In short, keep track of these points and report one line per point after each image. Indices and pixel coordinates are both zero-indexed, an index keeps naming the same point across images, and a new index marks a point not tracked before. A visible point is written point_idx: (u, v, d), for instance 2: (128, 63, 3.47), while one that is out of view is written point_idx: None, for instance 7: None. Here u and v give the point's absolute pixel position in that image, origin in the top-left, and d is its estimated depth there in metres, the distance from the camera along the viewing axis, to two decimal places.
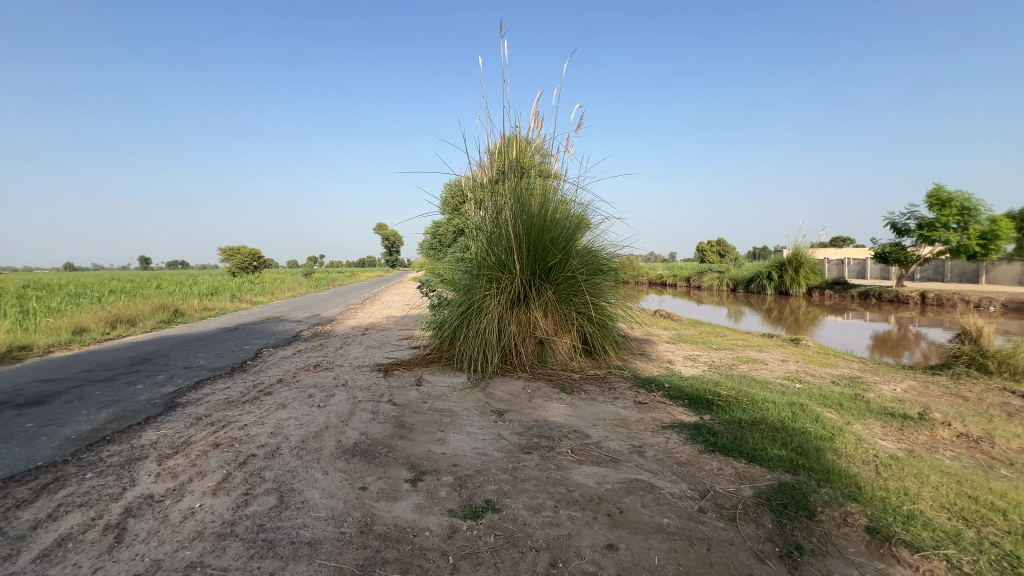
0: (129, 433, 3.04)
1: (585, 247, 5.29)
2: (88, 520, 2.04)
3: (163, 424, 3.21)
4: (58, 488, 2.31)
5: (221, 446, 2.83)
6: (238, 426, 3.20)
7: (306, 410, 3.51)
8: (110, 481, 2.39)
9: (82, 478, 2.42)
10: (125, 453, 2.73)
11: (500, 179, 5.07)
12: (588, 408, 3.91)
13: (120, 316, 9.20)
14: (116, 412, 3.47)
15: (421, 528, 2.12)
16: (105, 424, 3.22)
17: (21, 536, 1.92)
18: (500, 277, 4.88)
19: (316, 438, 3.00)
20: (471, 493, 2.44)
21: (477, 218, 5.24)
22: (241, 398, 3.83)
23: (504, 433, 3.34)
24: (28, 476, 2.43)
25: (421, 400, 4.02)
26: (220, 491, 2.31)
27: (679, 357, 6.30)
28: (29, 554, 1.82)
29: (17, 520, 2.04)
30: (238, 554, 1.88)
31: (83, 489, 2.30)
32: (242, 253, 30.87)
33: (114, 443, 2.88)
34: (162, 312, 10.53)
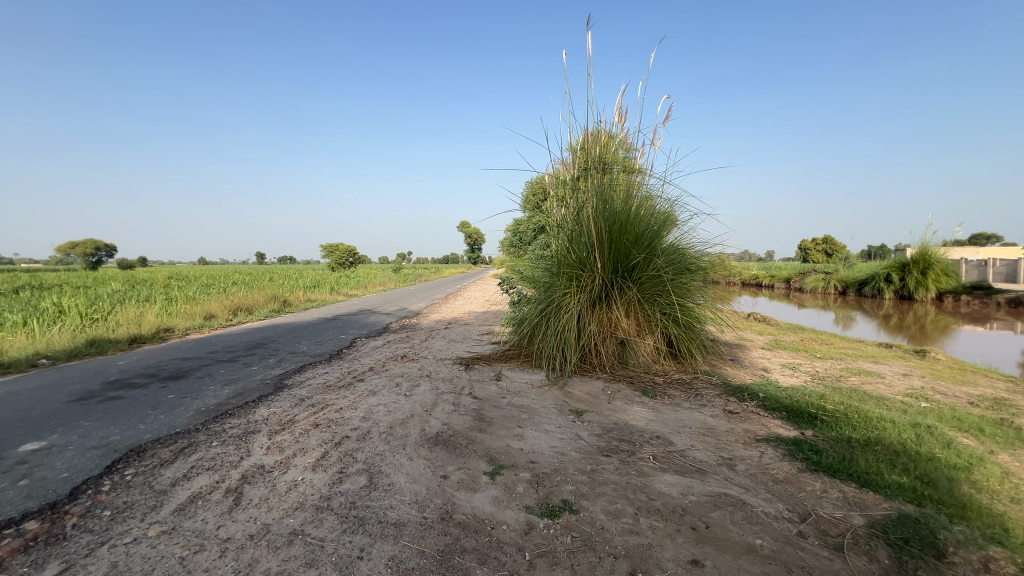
0: (246, 409, 3.43)
1: (671, 245, 5.04)
2: (214, 482, 2.33)
3: (272, 403, 3.58)
4: (191, 453, 2.67)
5: (319, 426, 3.09)
6: (335, 408, 3.48)
7: (393, 398, 3.73)
8: (230, 450, 2.71)
9: (210, 445, 2.77)
10: (242, 426, 3.08)
11: (581, 177, 5.00)
12: (671, 414, 3.73)
13: (240, 305, 10.45)
14: (236, 389, 3.94)
15: (499, 521, 2.16)
16: (227, 399, 3.66)
17: (164, 491, 2.25)
18: (580, 275, 4.81)
19: (402, 425, 3.17)
20: (548, 492, 2.44)
21: (558, 215, 5.20)
22: (337, 383, 4.17)
23: (582, 433, 3.29)
24: (169, 440, 2.83)
25: (500, 395, 4.09)
26: (319, 468, 2.53)
27: (776, 364, 5.78)
28: (170, 506, 2.12)
29: (161, 476, 2.38)
30: (333, 527, 2.03)
31: (209, 455, 2.63)
32: (339, 251, 33.65)
33: (234, 417, 3.27)
34: (274, 303, 11.79)
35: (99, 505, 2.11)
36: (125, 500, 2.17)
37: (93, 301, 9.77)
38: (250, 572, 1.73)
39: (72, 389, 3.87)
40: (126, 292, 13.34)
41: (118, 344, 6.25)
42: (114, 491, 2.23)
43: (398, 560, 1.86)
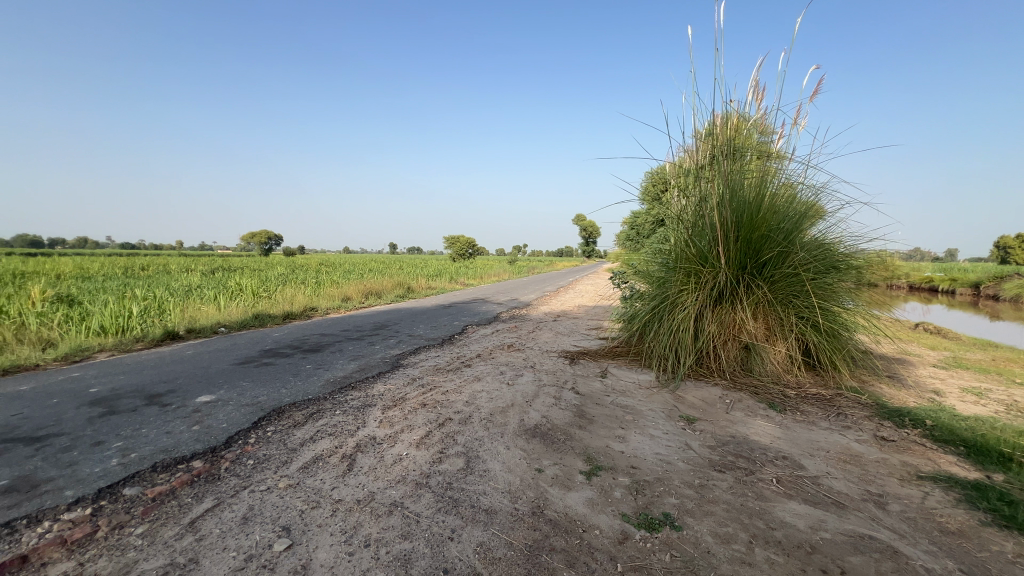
0: (366, 383, 3.78)
1: (814, 239, 4.35)
2: (333, 447, 2.59)
3: (389, 380, 3.89)
4: (319, 418, 3.00)
5: (427, 406, 3.27)
6: (442, 390, 3.65)
7: (497, 386, 3.80)
8: (350, 420, 3.00)
9: (334, 413, 3.09)
10: (362, 399, 3.39)
11: (706, 164, 4.56)
12: (804, 434, 3.23)
13: (372, 290, 11.66)
14: (360, 364, 4.37)
15: (591, 525, 2.05)
16: (352, 373, 4.07)
17: (294, 449, 2.56)
18: (700, 271, 4.41)
19: (503, 413, 3.21)
20: (648, 502, 2.26)
21: (678, 206, 4.83)
22: (447, 366, 4.39)
23: (692, 443, 3.01)
24: (303, 404, 3.23)
25: (604, 393, 3.93)
26: (422, 445, 2.67)
27: (953, 387, 4.70)
28: (297, 463, 2.40)
29: (294, 436, 2.72)
30: (429, 504, 2.12)
31: (332, 422, 2.94)
32: (461, 243, 35.69)
33: (356, 389, 3.62)
34: (399, 289, 12.90)
35: (246, 454, 2.48)
36: (264, 453, 2.51)
37: (263, 282, 11.71)
38: (354, 534, 1.87)
39: (239, 354, 4.65)
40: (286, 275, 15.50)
41: (276, 318, 7.37)
42: (257, 444, 2.60)
43: (486, 548, 1.86)
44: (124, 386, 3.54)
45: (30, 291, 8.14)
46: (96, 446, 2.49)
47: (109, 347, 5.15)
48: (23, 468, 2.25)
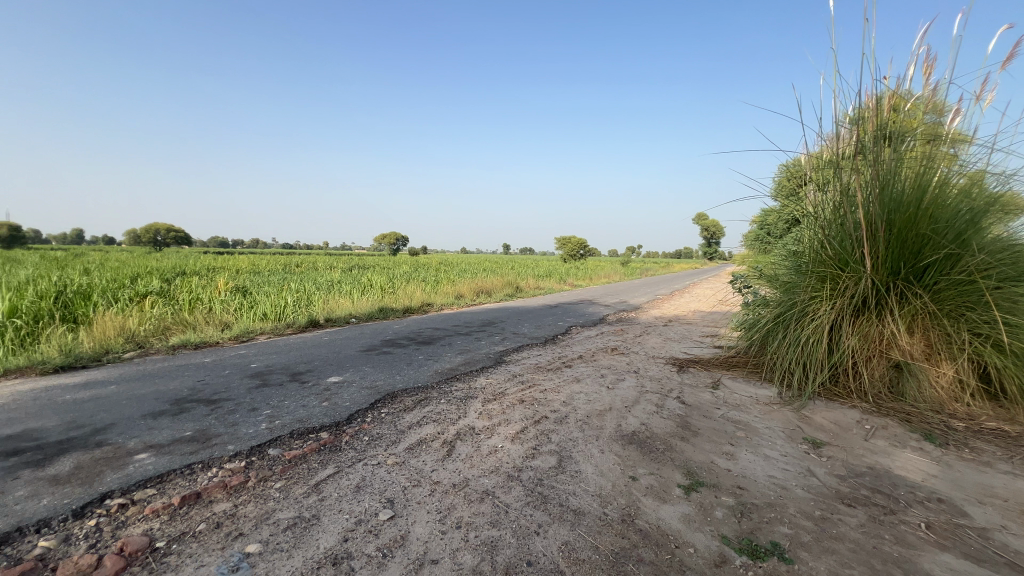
0: (470, 376, 4.00)
1: (1001, 240, 3.51)
2: (436, 433, 2.79)
3: (491, 374, 4.06)
4: (426, 405, 3.25)
5: (524, 403, 3.35)
6: (540, 388, 3.71)
7: (596, 388, 3.75)
8: (453, 409, 3.19)
9: (439, 402, 3.33)
10: (465, 391, 3.59)
11: (850, 153, 3.97)
12: (971, 475, 2.65)
13: (483, 288, 12.22)
14: (466, 358, 4.62)
15: (685, 542, 1.93)
16: (458, 365, 4.33)
17: (403, 430, 2.81)
18: (838, 276, 3.86)
19: (600, 416, 3.16)
20: (753, 527, 2.05)
21: (813, 203, 4.29)
22: (547, 365, 4.44)
23: (816, 470, 2.66)
24: (413, 391, 3.52)
25: (713, 405, 3.65)
26: (517, 440, 2.75)
27: None
28: (404, 444, 2.63)
29: (404, 419, 2.99)
30: (519, 497, 2.18)
31: (438, 410, 3.16)
32: (572, 243, 35.67)
33: (461, 381, 3.84)
34: (508, 288, 13.33)
35: (363, 430, 2.79)
36: (378, 431, 2.80)
37: (388, 279, 12.95)
38: (447, 515, 2.00)
39: (364, 342, 5.23)
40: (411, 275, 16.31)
41: (397, 312, 8.12)
42: (373, 423, 2.91)
43: (570, 548, 1.86)
44: (276, 364, 4.21)
45: (217, 283, 10.07)
46: (252, 412, 3.01)
47: (268, 330, 6.15)
48: (202, 424, 2.82)
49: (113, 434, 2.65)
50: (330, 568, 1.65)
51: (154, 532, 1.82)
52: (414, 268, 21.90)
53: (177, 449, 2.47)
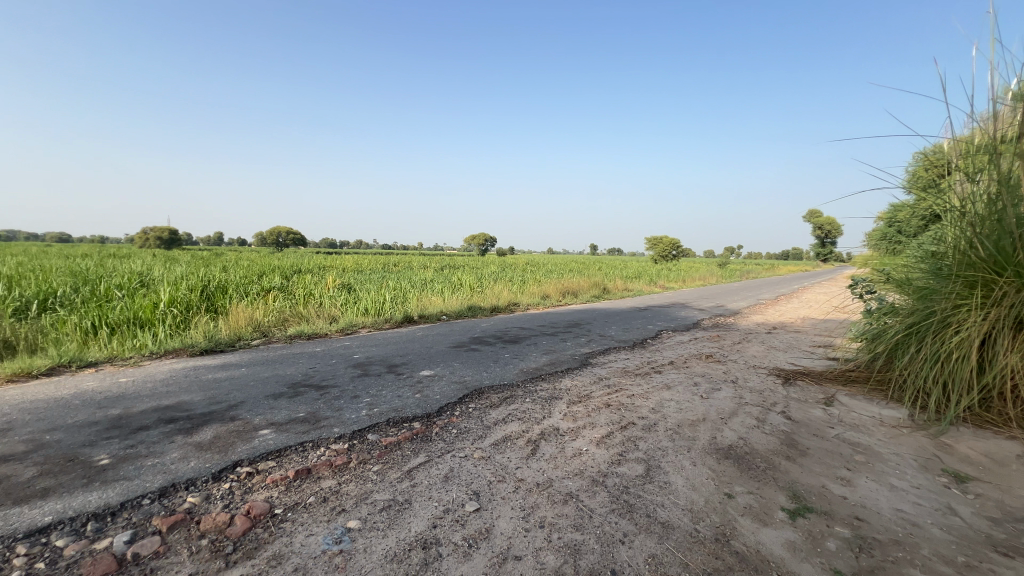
0: (555, 377, 3.99)
1: None
2: (521, 431, 2.83)
3: (576, 376, 4.02)
4: (512, 402, 3.31)
5: (610, 407, 3.27)
6: (628, 393, 3.60)
7: (688, 397, 3.55)
8: (538, 408, 3.22)
9: (524, 400, 3.36)
10: (550, 391, 3.60)
11: (1012, 135, 3.33)
12: None
13: (569, 289, 12.16)
14: (552, 358, 4.63)
15: (790, 571, 1.75)
16: (544, 365, 4.35)
17: (489, 426, 2.88)
18: (993, 280, 3.25)
19: (692, 427, 2.99)
20: (874, 565, 1.80)
21: (961, 196, 3.66)
22: (635, 370, 4.29)
23: (959, 507, 2.27)
24: (499, 388, 3.60)
25: (826, 423, 3.27)
26: (602, 444, 2.69)
27: None
28: (490, 439, 2.70)
29: (490, 415, 3.07)
30: (603, 503, 2.13)
31: (523, 408, 3.20)
32: (664, 243, 34.20)
33: (546, 381, 3.85)
34: (596, 289, 13.13)
35: (452, 423, 2.91)
36: (465, 425, 2.90)
37: (477, 278, 13.39)
38: (531, 514, 2.02)
39: (454, 339, 5.45)
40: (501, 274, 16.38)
41: (485, 311, 8.36)
42: (461, 417, 3.02)
43: (657, 561, 1.77)
44: (375, 356, 4.55)
45: (327, 280, 11.15)
46: (354, 399, 3.28)
47: (368, 324, 6.67)
48: (313, 407, 3.13)
49: (243, 411, 3.04)
50: (420, 551, 1.74)
51: (273, 499, 2.06)
52: (502, 268, 22.41)
53: (292, 428, 2.76)
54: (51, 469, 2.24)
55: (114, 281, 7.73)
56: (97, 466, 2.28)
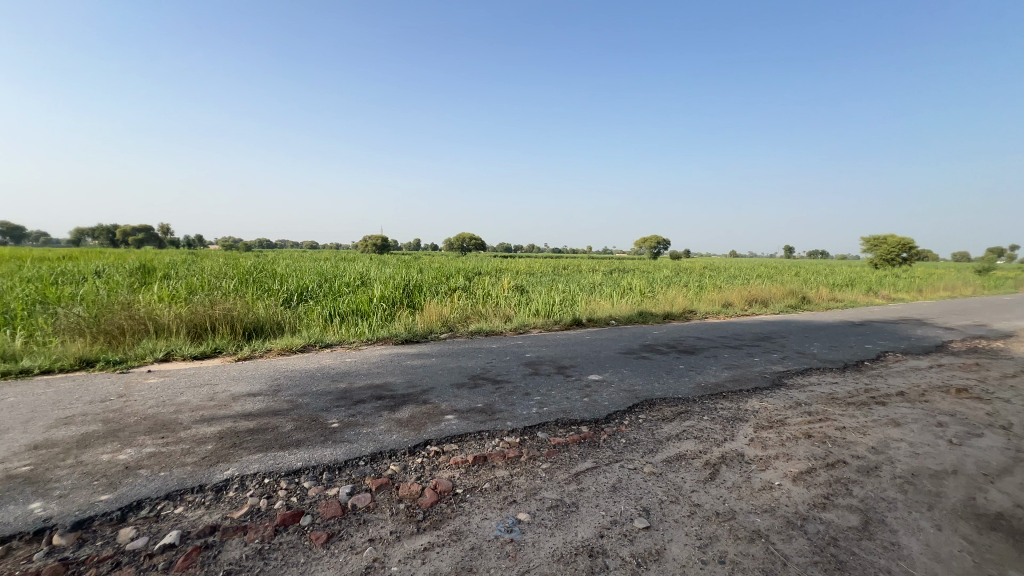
0: (740, 395, 3.55)
1: None
2: (698, 451, 2.59)
3: (766, 397, 3.51)
4: (687, 418, 3.06)
5: (812, 439, 2.76)
6: (836, 425, 2.99)
7: (928, 440, 2.78)
8: (718, 429, 2.90)
9: (702, 418, 3.08)
10: (733, 411, 3.22)
11: None
12: None
13: (757, 297, 10.78)
14: (735, 374, 4.13)
15: None
16: (725, 381, 3.91)
17: (661, 440, 2.71)
18: None
19: (934, 479, 2.32)
20: None
21: None
22: (847, 397, 3.55)
23: None
24: (673, 402, 3.36)
25: None
26: (801, 481, 2.28)
27: None
28: (662, 455, 2.53)
29: (662, 429, 2.89)
30: (802, 551, 1.79)
31: (700, 426, 2.93)
32: (890, 243, 27.84)
33: (728, 399, 3.46)
34: (791, 298, 11.37)
35: (621, 432, 2.82)
36: (635, 436, 2.78)
37: (650, 283, 12.83)
38: (708, 545, 1.82)
39: (624, 345, 5.31)
40: (675, 278, 15.58)
41: (657, 317, 7.94)
42: (630, 427, 2.91)
43: None
44: (545, 356, 4.71)
45: (504, 282, 12.00)
46: (526, 396, 3.44)
47: (539, 325, 6.95)
48: (490, 399, 3.38)
49: (433, 395, 3.45)
50: (586, 558, 1.72)
51: (455, 479, 2.29)
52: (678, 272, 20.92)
53: (472, 417, 3.03)
54: (301, 425, 2.88)
55: (344, 279, 9.63)
56: (330, 428, 2.85)
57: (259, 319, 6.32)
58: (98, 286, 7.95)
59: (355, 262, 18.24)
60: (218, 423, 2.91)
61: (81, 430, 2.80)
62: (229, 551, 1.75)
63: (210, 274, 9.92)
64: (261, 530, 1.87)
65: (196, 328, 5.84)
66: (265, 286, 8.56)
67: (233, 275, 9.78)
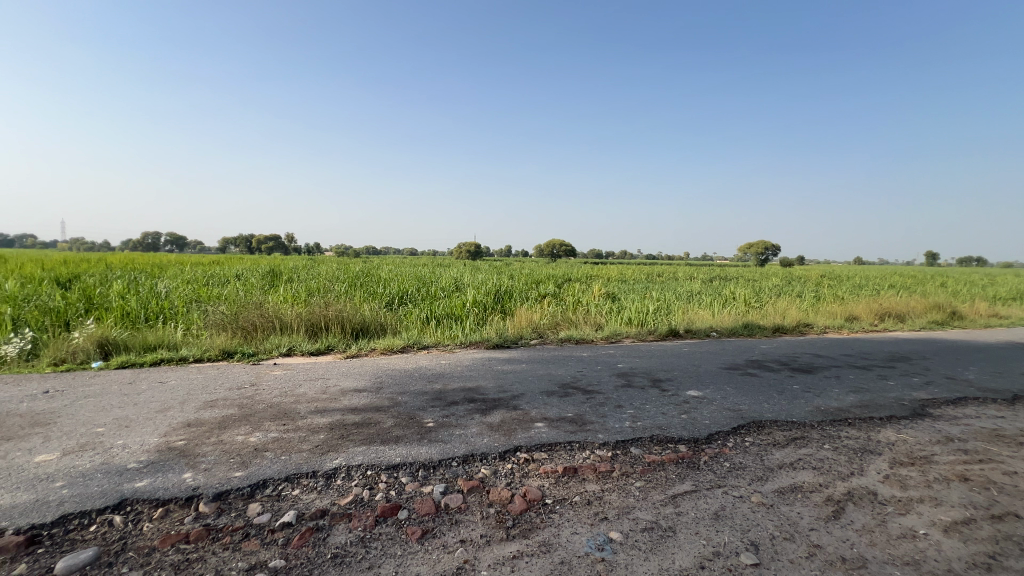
0: (870, 424, 3.10)
1: None
2: (818, 484, 2.29)
3: (905, 429, 3.02)
4: (803, 446, 2.73)
5: (968, 483, 2.31)
6: (1003, 469, 2.47)
7: None
8: (843, 460, 2.55)
9: (822, 447, 2.72)
10: (861, 441, 2.81)
11: None
12: None
13: (891, 310, 9.39)
14: (863, 399, 3.61)
15: None
16: (851, 406, 3.43)
17: (772, 468, 2.45)
18: None
19: None
20: None
21: None
22: (1018, 436, 2.92)
23: None
24: (785, 426, 3.03)
25: None
26: (956, 533, 1.91)
27: None
28: (773, 485, 2.28)
29: (772, 455, 2.60)
30: None
31: (820, 456, 2.60)
32: None
33: (855, 428, 3.03)
34: (936, 312, 9.74)
35: (724, 455, 2.60)
36: (741, 461, 2.54)
37: (757, 293, 11.78)
38: None
39: (727, 359, 4.91)
40: (786, 288, 14.20)
41: (765, 330, 7.25)
42: (735, 450, 2.67)
43: None
44: (638, 367, 4.51)
45: (592, 289, 11.93)
46: (618, 408, 3.31)
47: (632, 334, 6.70)
48: (580, 409, 3.30)
49: (523, 402, 3.47)
50: None
51: (545, 488, 2.26)
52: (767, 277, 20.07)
53: (562, 426, 2.98)
54: (400, 422, 3.05)
55: (440, 284, 10.12)
56: (426, 427, 2.98)
57: (366, 320, 6.86)
58: (238, 287, 9.21)
59: (451, 268, 19.14)
60: (329, 415, 3.19)
61: (221, 412, 3.24)
62: (336, 536, 1.89)
63: (325, 278, 11.04)
64: (363, 519, 2.00)
65: (313, 326, 6.50)
66: (371, 290, 9.29)
67: (344, 279, 10.78)
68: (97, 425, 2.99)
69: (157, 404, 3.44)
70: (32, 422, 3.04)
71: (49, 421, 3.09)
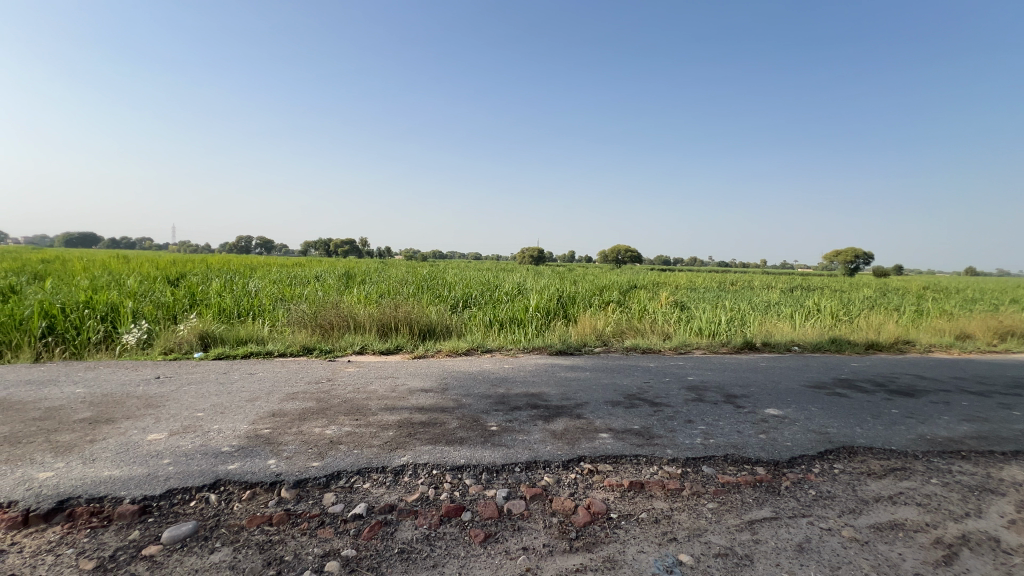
0: (989, 459, 2.71)
1: None
2: (923, 523, 2.03)
3: None
4: (905, 478, 2.44)
5: None
6: None
7: None
8: (954, 499, 2.24)
9: (928, 481, 2.42)
10: (978, 478, 2.46)
11: None
12: None
13: (1013, 329, 8.20)
14: (981, 431, 3.15)
15: None
16: (964, 438, 3.02)
17: (866, 500, 2.21)
18: None
19: None
20: None
21: None
22: None
23: None
24: (883, 454, 2.72)
25: None
26: None
27: None
28: (868, 520, 2.05)
29: (866, 486, 2.35)
30: None
31: (925, 491, 2.30)
32: None
33: (970, 462, 2.66)
34: None
35: (809, 482, 2.38)
36: (829, 490, 2.32)
37: (846, 305, 10.78)
38: None
39: (812, 376, 4.52)
40: (880, 300, 12.98)
41: (856, 346, 6.60)
42: (822, 477, 2.44)
43: None
44: (710, 381, 4.27)
45: (658, 296, 11.60)
46: (688, 423, 3.15)
47: (702, 346, 6.38)
48: (647, 422, 3.18)
49: (587, 411, 3.40)
50: None
51: (610, 502, 2.19)
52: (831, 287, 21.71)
53: (628, 438, 2.88)
54: (464, 424, 3.10)
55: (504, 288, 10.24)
56: (489, 430, 3.01)
57: (432, 322, 7.09)
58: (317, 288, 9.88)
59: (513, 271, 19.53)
60: (397, 413, 3.31)
61: (302, 405, 3.47)
62: (403, 531, 1.95)
63: (395, 281, 11.59)
64: (429, 517, 2.05)
65: (384, 326, 6.82)
66: (438, 293, 9.60)
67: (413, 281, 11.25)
68: (198, 410, 3.32)
69: (247, 393, 3.76)
70: (145, 404, 3.44)
71: (160, 403, 3.49)
